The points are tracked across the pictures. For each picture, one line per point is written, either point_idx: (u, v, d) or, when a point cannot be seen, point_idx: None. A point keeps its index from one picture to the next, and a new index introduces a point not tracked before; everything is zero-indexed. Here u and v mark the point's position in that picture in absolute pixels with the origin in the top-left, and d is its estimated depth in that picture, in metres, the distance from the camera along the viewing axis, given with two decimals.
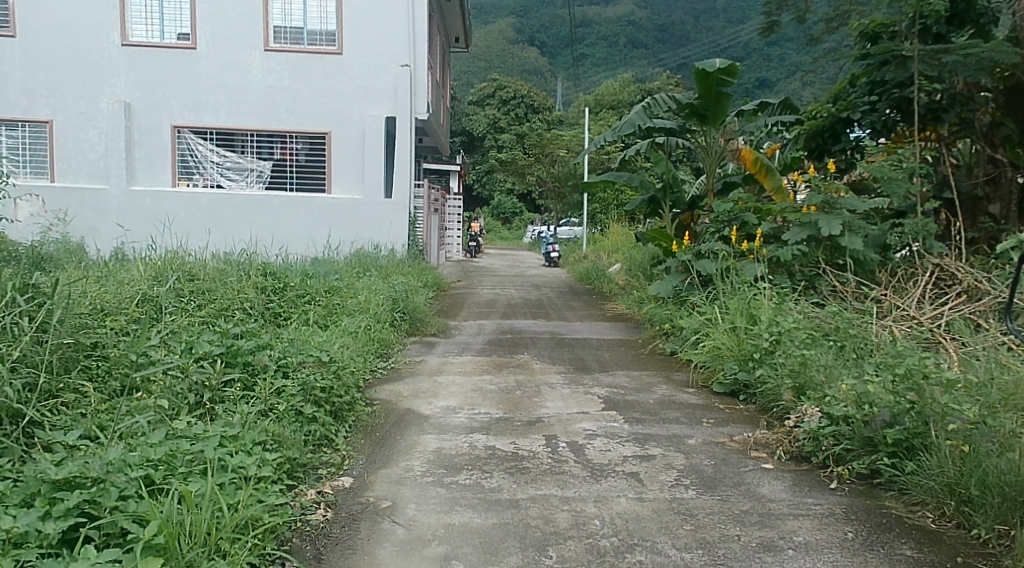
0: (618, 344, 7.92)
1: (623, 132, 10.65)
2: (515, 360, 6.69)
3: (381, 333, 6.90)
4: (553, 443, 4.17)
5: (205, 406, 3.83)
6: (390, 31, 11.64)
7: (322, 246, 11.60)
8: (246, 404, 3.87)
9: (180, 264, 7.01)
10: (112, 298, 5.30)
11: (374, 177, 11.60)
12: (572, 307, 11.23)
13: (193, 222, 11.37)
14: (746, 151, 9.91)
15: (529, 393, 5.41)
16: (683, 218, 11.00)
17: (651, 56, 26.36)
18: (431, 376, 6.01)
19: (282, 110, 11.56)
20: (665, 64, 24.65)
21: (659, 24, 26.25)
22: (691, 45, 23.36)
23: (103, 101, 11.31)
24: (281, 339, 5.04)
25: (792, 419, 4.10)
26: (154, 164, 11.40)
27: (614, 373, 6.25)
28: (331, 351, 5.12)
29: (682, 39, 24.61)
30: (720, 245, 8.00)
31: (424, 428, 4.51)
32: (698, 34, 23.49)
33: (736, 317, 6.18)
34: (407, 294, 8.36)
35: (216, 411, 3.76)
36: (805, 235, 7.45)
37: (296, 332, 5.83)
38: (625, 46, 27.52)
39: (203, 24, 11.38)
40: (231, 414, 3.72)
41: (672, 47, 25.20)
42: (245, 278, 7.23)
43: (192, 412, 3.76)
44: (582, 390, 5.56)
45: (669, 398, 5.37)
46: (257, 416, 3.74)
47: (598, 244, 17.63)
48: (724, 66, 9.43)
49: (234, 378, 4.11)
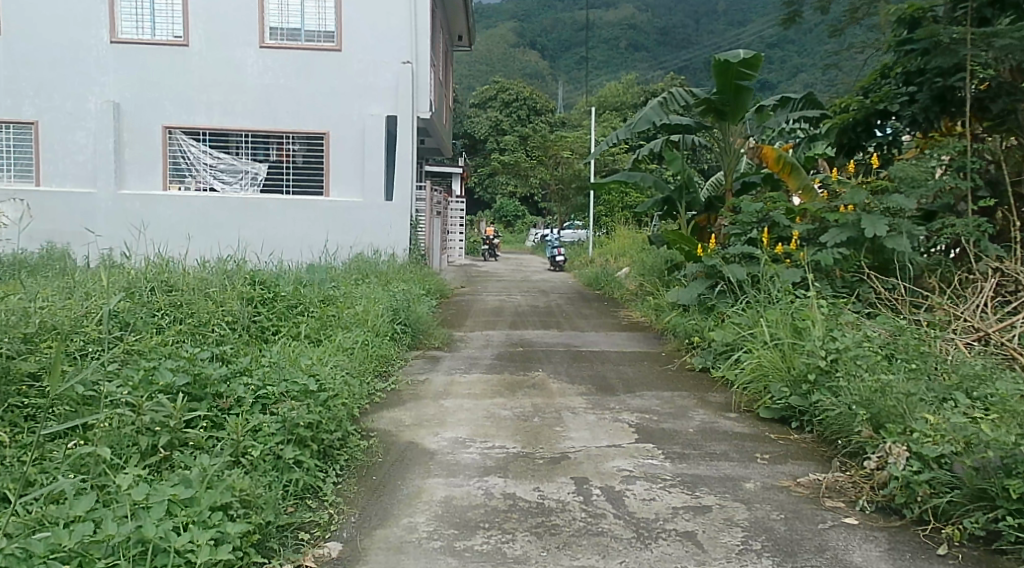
0: (641, 357, 7.23)
1: (637, 129, 9.97)
2: (530, 378, 5.99)
3: (380, 350, 6.20)
4: (584, 490, 3.47)
5: (160, 454, 3.14)
6: (391, 27, 10.96)
7: (318, 251, 10.91)
8: (211, 451, 3.19)
9: (162, 273, 6.33)
10: (75, 316, 4.60)
11: (374, 178, 10.90)
12: (584, 315, 10.51)
13: (175, 226, 10.66)
14: (768, 149, 9.25)
15: (551, 421, 4.72)
16: (699, 220, 10.32)
17: (653, 58, 25.90)
18: (436, 400, 5.32)
19: (278, 110, 10.88)
20: (667, 66, 24.18)
21: (659, 28, 26.12)
22: (695, 48, 22.90)
23: (91, 101, 10.63)
24: (268, 364, 4.33)
25: (874, 460, 3.44)
26: (144, 166, 10.70)
27: (644, 394, 5.55)
28: (329, 379, 4.42)
29: (685, 43, 24.24)
30: (750, 249, 7.30)
31: (430, 469, 3.81)
32: (702, 38, 23.05)
33: (779, 334, 5.47)
34: (408, 304, 7.65)
35: (172, 461, 3.09)
36: (846, 238, 6.76)
37: (283, 353, 5.14)
38: (625, 49, 27.26)
39: (195, 20, 10.71)
40: (190, 464, 3.05)
41: (675, 50, 24.76)
42: (230, 287, 6.54)
43: (143, 461, 3.09)
44: (611, 416, 4.86)
45: (712, 427, 4.67)
46: (222, 468, 3.07)
47: (605, 248, 16.95)
48: (748, 58, 8.70)
49: (200, 417, 3.43)
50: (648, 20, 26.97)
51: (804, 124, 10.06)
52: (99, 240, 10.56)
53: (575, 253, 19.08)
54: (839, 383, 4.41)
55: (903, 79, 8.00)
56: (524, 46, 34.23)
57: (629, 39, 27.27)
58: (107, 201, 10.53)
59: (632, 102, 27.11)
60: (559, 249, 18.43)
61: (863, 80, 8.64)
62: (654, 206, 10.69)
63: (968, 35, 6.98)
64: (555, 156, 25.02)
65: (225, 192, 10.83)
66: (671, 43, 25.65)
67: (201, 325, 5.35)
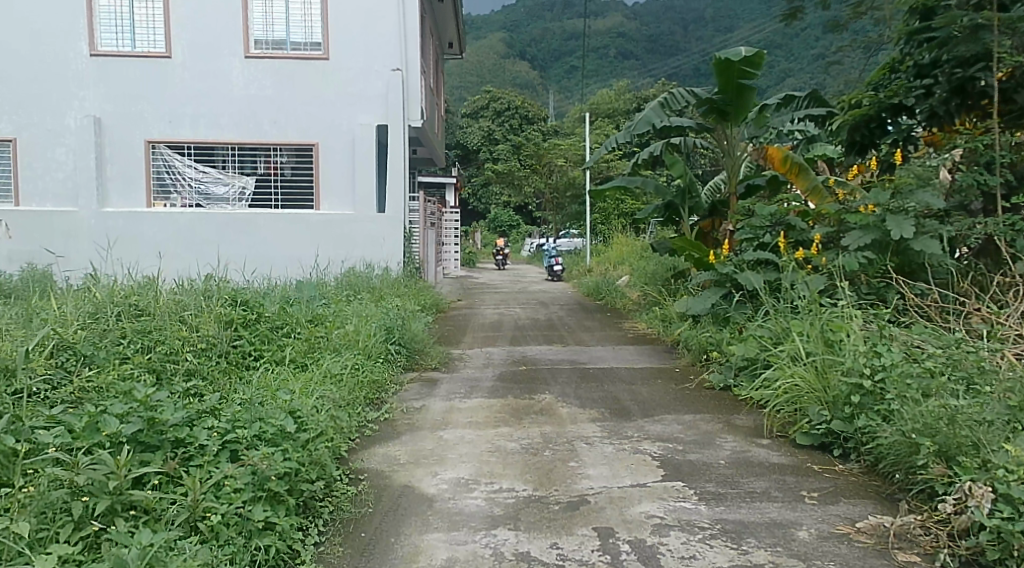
0: (654, 373, 6.72)
1: (637, 130, 9.43)
2: (537, 402, 5.46)
3: (372, 375, 5.70)
4: (612, 547, 3.07)
5: (95, 529, 2.75)
6: (381, 33, 10.47)
7: (308, 266, 10.37)
8: (156, 521, 2.81)
9: (132, 296, 5.80)
10: (27, 349, 4.08)
11: (364, 190, 10.40)
12: (589, 328, 9.98)
13: (145, 244, 10.07)
14: (774, 149, 8.77)
15: (563, 456, 4.20)
16: (703, 225, 9.81)
17: (643, 66, 25.52)
18: (433, 431, 4.80)
19: (265, 121, 10.37)
20: (658, 74, 23.82)
21: (648, 35, 26.10)
22: (686, 54, 22.54)
23: (71, 116, 10.11)
24: (247, 399, 3.81)
25: (952, 503, 3.06)
26: (128, 183, 10.18)
27: (663, 418, 5.03)
28: (319, 416, 3.89)
29: (675, 50, 23.96)
30: (767, 255, 6.80)
31: (429, 522, 3.30)
32: (693, 44, 22.69)
33: (809, 350, 4.95)
34: (403, 321, 7.13)
35: (106, 539, 2.68)
36: (871, 240, 6.26)
37: (263, 386, 4.61)
38: (615, 57, 26.91)
39: (177, 29, 10.21)
40: (129, 542, 2.67)
41: (664, 57, 24.42)
42: (209, 309, 6.00)
43: (75, 537, 2.71)
44: (631, 448, 4.35)
45: (746, 458, 4.17)
46: (168, 546, 2.71)
47: (602, 256, 16.46)
48: (751, 55, 8.23)
49: (149, 474, 2.98)
50: (638, 27, 26.63)
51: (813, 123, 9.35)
52: (74, 263, 10.00)
53: (574, 260, 18.58)
54: (890, 407, 3.90)
55: (917, 71, 7.43)
56: (514, 56, 33.81)
57: (616, 46, 26.78)
58: (76, 220, 9.99)
59: (625, 108, 26.66)
60: (557, 258, 17.88)
61: (875, 74, 8.09)
62: (655, 212, 10.21)
63: (994, 21, 6.47)
64: (549, 164, 24.49)
65: (212, 207, 10.30)
66: (660, 50, 25.26)
67: (172, 357, 4.83)
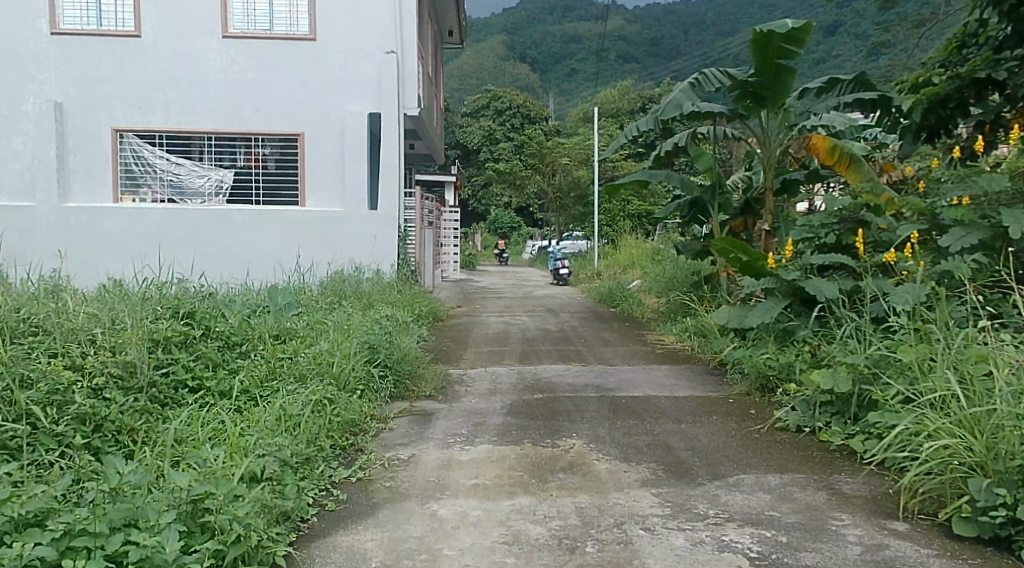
0: (705, 405, 5.34)
1: (663, 115, 7.40)
2: (565, 454, 4.07)
3: (344, 413, 4.32)
4: None
5: None
6: (375, 10, 9.10)
7: (289, 268, 8.96)
8: None
9: (28, 307, 4.40)
10: None
11: (353, 182, 9.00)
12: (608, 341, 8.57)
13: (88, 240, 8.60)
14: (819, 138, 7.23)
15: (617, 557, 2.88)
16: (734, 224, 8.23)
17: (645, 69, 24.18)
18: (425, 500, 3.45)
19: (245, 108, 8.97)
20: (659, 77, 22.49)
21: (651, 37, 24.11)
22: (687, 56, 21.28)
23: (29, 101, 8.73)
24: (118, 481, 2.79)
25: None
26: (92, 174, 8.77)
27: (741, 482, 3.64)
28: (248, 492, 2.89)
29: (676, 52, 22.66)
30: (838, 258, 5.39)
31: None
32: (694, 46, 21.42)
33: (944, 389, 3.60)
34: (392, 337, 5.70)
35: None
36: (976, 240, 4.80)
37: (189, 456, 3.23)
38: (614, 61, 24.78)
39: (148, 4, 8.82)
40: None
41: (666, 60, 23.13)
42: (135, 318, 4.56)
43: None
44: (713, 540, 3.00)
45: (889, 561, 2.89)
46: None
47: (612, 260, 14.99)
48: (796, 30, 6.57)
49: None
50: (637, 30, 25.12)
51: (833, 115, 8.16)
52: (36, 257, 8.59)
53: (581, 263, 17.01)
54: None
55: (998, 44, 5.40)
56: (516, 58, 32.29)
57: (617, 50, 24.67)
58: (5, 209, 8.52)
59: (630, 108, 25.09)
60: (563, 261, 16.32)
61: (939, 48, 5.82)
62: (679, 209, 8.74)
63: None
64: (552, 164, 22.94)
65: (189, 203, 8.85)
66: (663, 53, 23.81)
67: (56, 401, 3.49)
